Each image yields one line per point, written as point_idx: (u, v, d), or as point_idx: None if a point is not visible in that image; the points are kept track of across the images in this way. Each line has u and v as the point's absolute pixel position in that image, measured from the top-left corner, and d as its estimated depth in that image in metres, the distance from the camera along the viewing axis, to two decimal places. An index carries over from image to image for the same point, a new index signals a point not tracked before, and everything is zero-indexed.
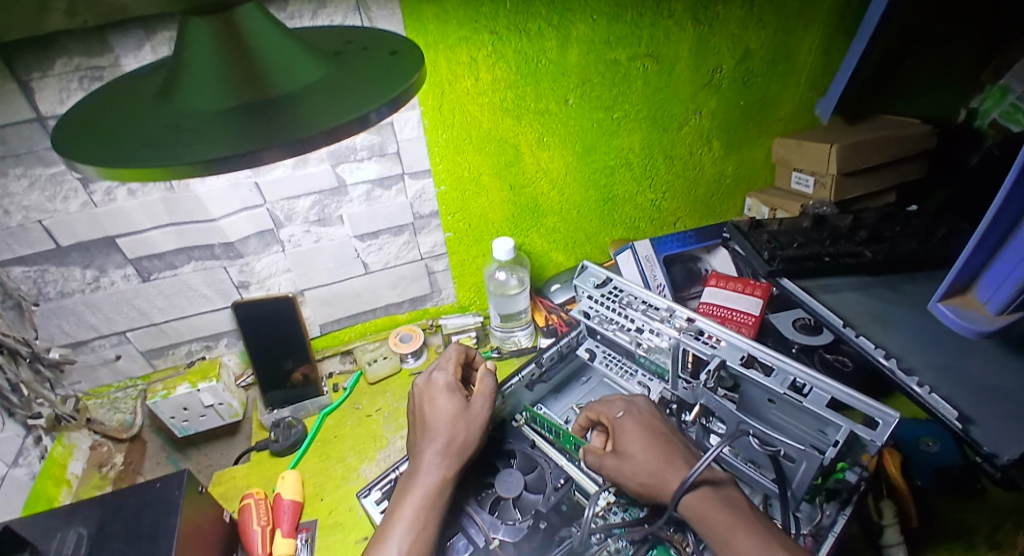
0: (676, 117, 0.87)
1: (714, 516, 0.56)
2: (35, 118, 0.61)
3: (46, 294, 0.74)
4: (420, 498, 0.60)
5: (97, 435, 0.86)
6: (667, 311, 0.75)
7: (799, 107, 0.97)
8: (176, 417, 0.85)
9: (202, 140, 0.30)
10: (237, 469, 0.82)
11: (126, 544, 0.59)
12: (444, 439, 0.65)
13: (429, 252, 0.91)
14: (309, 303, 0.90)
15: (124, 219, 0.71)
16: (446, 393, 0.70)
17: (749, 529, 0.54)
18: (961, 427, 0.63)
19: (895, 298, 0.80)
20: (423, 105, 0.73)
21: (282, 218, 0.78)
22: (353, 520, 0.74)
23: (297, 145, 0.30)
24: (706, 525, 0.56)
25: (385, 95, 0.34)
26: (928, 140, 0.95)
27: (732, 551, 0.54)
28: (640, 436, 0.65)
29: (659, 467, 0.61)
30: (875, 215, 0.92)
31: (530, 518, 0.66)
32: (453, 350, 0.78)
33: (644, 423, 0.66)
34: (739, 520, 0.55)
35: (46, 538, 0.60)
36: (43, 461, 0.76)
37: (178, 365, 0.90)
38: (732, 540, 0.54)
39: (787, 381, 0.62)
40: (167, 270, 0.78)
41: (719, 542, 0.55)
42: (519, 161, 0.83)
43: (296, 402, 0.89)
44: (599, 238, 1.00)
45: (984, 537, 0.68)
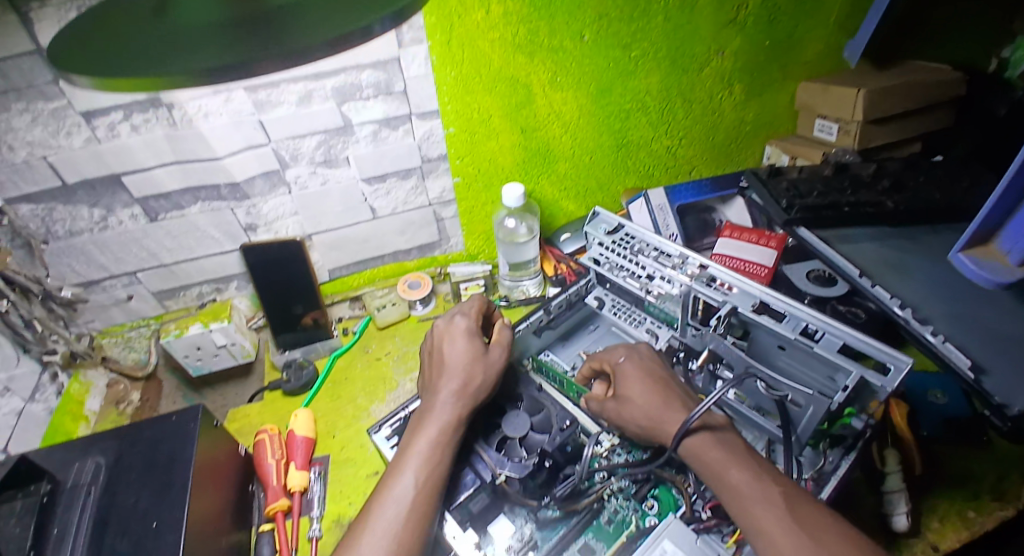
0: (696, 58, 0.83)
1: (707, 454, 0.57)
2: (34, 49, 0.59)
3: (55, 233, 0.75)
4: (434, 434, 0.61)
5: (113, 373, 0.88)
6: (679, 258, 0.72)
7: (828, 49, 0.91)
8: (190, 356, 0.86)
9: (197, 52, 0.29)
10: (252, 407, 0.84)
11: (145, 473, 0.61)
12: (460, 380, 0.66)
13: (437, 197, 0.89)
14: (318, 248, 0.89)
15: (128, 157, 0.70)
16: (465, 338, 0.70)
17: (742, 465, 0.55)
18: (972, 378, 0.61)
19: (915, 247, 0.77)
20: (430, 39, 0.69)
21: (287, 158, 0.76)
22: (364, 457, 0.77)
23: (294, 56, 0.29)
24: (701, 463, 0.57)
25: (388, 7, 0.31)
26: (957, 88, 0.89)
27: (724, 485, 0.54)
28: (639, 380, 0.66)
29: (656, 409, 0.62)
30: (899, 163, 0.88)
31: (535, 457, 0.65)
32: (475, 299, 0.78)
33: (643, 368, 0.67)
34: (733, 457, 0.56)
35: (64, 468, 0.62)
36: (60, 397, 0.79)
37: (189, 307, 0.91)
38: (725, 474, 0.55)
39: (798, 326, 0.61)
40: (174, 210, 0.77)
41: (712, 477, 0.56)
42: (531, 102, 0.80)
43: (307, 344, 0.91)
44: (611, 186, 0.98)
45: (988, 486, 0.68)
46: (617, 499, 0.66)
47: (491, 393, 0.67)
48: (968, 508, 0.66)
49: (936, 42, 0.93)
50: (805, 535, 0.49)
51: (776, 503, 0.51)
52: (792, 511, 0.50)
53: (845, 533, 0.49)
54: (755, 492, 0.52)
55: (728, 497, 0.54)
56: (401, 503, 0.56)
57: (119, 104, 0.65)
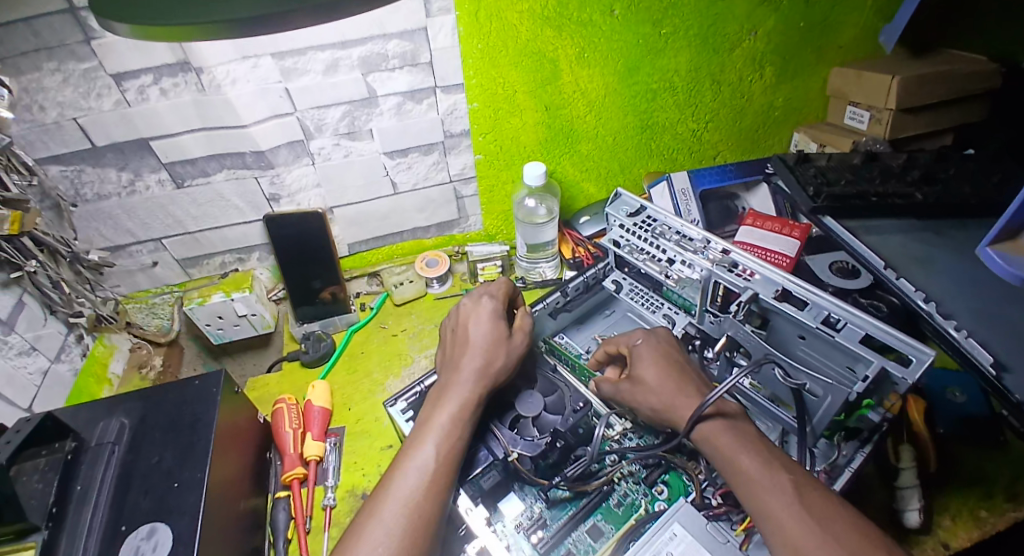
0: (728, 37, 0.81)
1: (717, 439, 0.56)
2: (67, 8, 0.60)
3: (83, 196, 0.76)
4: (455, 409, 0.62)
5: (136, 338, 0.89)
6: (702, 242, 0.70)
7: (863, 33, 0.89)
8: (212, 324, 0.88)
9: (235, 0, 0.28)
10: (271, 376, 0.85)
11: (167, 433, 0.63)
12: (483, 360, 0.66)
13: (458, 174, 0.89)
14: (339, 222, 0.90)
15: (156, 121, 0.70)
16: (489, 317, 0.71)
17: (753, 451, 0.54)
18: (994, 374, 0.59)
19: (944, 241, 0.74)
20: (458, 10, 0.69)
21: (312, 129, 0.76)
22: (378, 429, 0.78)
23: (331, 8, 0.28)
24: (712, 449, 0.56)
25: None
26: (993, 79, 0.86)
27: (736, 470, 0.54)
28: (654, 363, 0.64)
29: (670, 393, 0.61)
30: (930, 155, 0.85)
31: (547, 437, 0.66)
32: (500, 283, 0.78)
33: (659, 351, 0.66)
34: (743, 443, 0.55)
35: (90, 425, 0.64)
36: (84, 359, 0.81)
37: (212, 275, 0.92)
38: (736, 459, 0.54)
39: (820, 315, 0.58)
40: (200, 177, 0.78)
41: (724, 462, 0.55)
42: (557, 79, 0.79)
43: (324, 318, 0.92)
44: (633, 169, 0.96)
45: (1002, 488, 0.65)
46: (627, 482, 0.66)
47: (511, 373, 0.68)
48: (980, 508, 0.64)
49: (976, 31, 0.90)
50: (813, 521, 0.48)
51: (785, 489, 0.50)
52: (801, 498, 0.49)
53: (853, 522, 0.48)
54: (764, 477, 0.52)
55: (737, 482, 0.53)
56: (420, 474, 0.57)
57: (148, 67, 0.65)
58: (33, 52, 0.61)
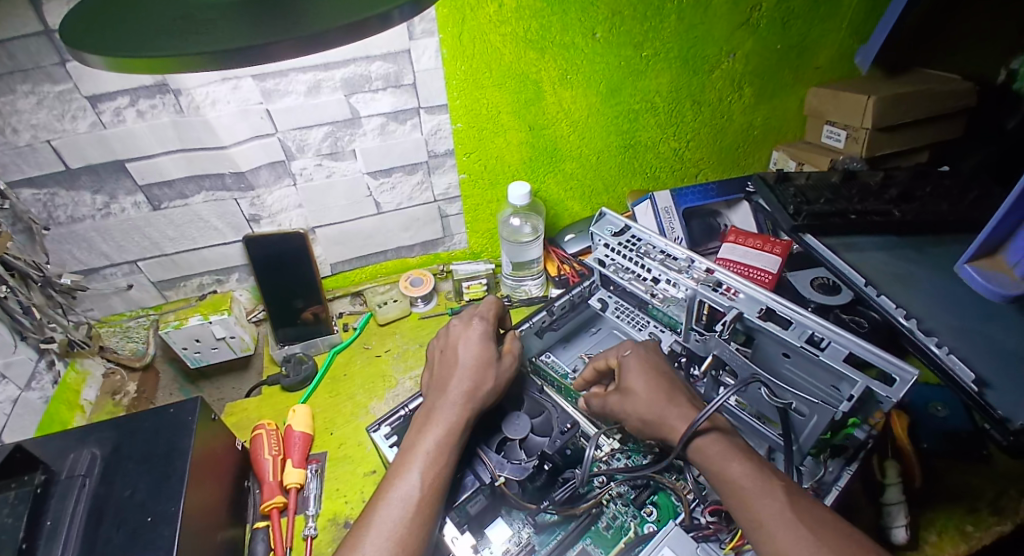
0: (707, 59, 0.83)
1: (707, 447, 0.55)
2: (43, 30, 0.58)
3: (57, 219, 0.74)
4: (440, 435, 0.61)
5: (110, 363, 0.87)
6: (686, 261, 0.71)
7: (838, 55, 0.91)
8: (189, 348, 0.86)
9: (215, 31, 0.28)
10: (250, 401, 0.83)
11: (140, 465, 0.60)
12: (470, 384, 0.65)
13: (442, 194, 0.88)
14: (321, 242, 0.89)
15: (134, 143, 0.69)
16: (478, 340, 0.70)
17: (743, 458, 0.54)
18: (976, 391, 0.60)
19: (921, 258, 0.76)
20: (442, 33, 0.69)
21: (293, 149, 0.75)
22: (361, 454, 0.76)
23: (310, 41, 0.28)
24: (704, 459, 0.55)
25: None
26: (968, 98, 0.89)
27: (725, 478, 0.53)
28: (643, 375, 0.63)
29: (660, 402, 0.60)
30: (907, 173, 0.87)
31: (535, 459, 0.65)
32: (488, 302, 0.77)
33: (648, 362, 0.65)
34: (733, 451, 0.54)
35: (59, 458, 0.61)
36: (56, 386, 0.78)
37: (190, 297, 0.90)
38: (726, 466, 0.53)
39: (804, 334, 0.58)
40: (178, 199, 0.77)
41: (711, 469, 0.54)
42: (541, 100, 0.80)
43: (306, 339, 0.90)
44: (617, 187, 0.97)
45: (986, 502, 0.65)
46: (616, 504, 0.65)
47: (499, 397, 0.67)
48: (965, 522, 0.64)
49: (947, 52, 0.92)
50: (804, 531, 0.47)
51: (777, 498, 0.50)
52: (794, 508, 0.49)
53: (844, 533, 0.48)
54: (755, 485, 0.51)
55: (728, 492, 0.52)
56: (405, 504, 0.55)
57: (126, 89, 0.64)
58: (7, 74, 0.60)
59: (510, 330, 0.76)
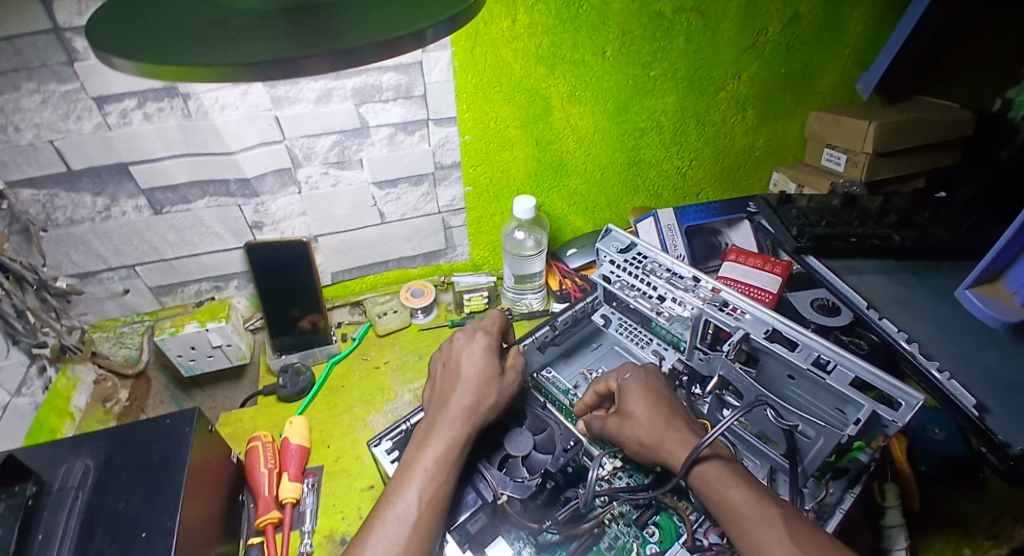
0: (713, 81, 0.84)
1: (708, 472, 0.55)
2: (52, 29, 0.57)
3: (55, 220, 0.72)
4: (441, 451, 0.59)
5: (101, 369, 0.85)
6: (692, 280, 0.71)
7: (839, 81, 0.93)
8: (183, 355, 0.84)
9: (249, 41, 0.27)
10: (244, 412, 0.81)
11: (135, 477, 0.58)
12: (472, 399, 0.64)
13: (447, 206, 0.88)
14: (323, 251, 0.88)
15: (138, 145, 0.68)
16: (483, 355, 0.69)
17: (743, 484, 0.54)
18: (977, 415, 0.61)
19: (920, 282, 0.77)
20: (454, 46, 0.69)
21: (300, 157, 0.75)
22: (359, 469, 0.74)
23: (346, 55, 0.28)
24: (704, 486, 0.55)
25: (442, 13, 0.30)
26: (966, 127, 0.91)
27: (726, 505, 0.53)
28: (643, 398, 0.63)
29: (660, 425, 0.61)
30: (905, 199, 0.88)
31: (537, 478, 0.64)
32: (493, 316, 0.76)
33: (649, 385, 0.65)
34: (733, 477, 0.55)
35: (52, 466, 0.59)
36: (47, 392, 0.76)
37: (186, 304, 0.88)
38: (726, 492, 0.53)
39: (810, 356, 0.59)
40: (180, 204, 0.75)
41: (713, 497, 0.54)
42: (548, 115, 0.80)
43: (304, 349, 0.88)
44: (620, 203, 0.98)
45: (983, 527, 0.66)
46: (618, 523, 0.65)
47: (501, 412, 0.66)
48: (963, 546, 0.65)
49: (943, 82, 0.95)
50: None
51: (776, 525, 0.50)
52: (793, 536, 0.49)
53: None
54: (755, 513, 0.51)
55: (727, 518, 0.53)
56: (402, 522, 0.54)
57: (134, 91, 0.63)
58: (12, 71, 0.59)
59: (513, 345, 0.76)
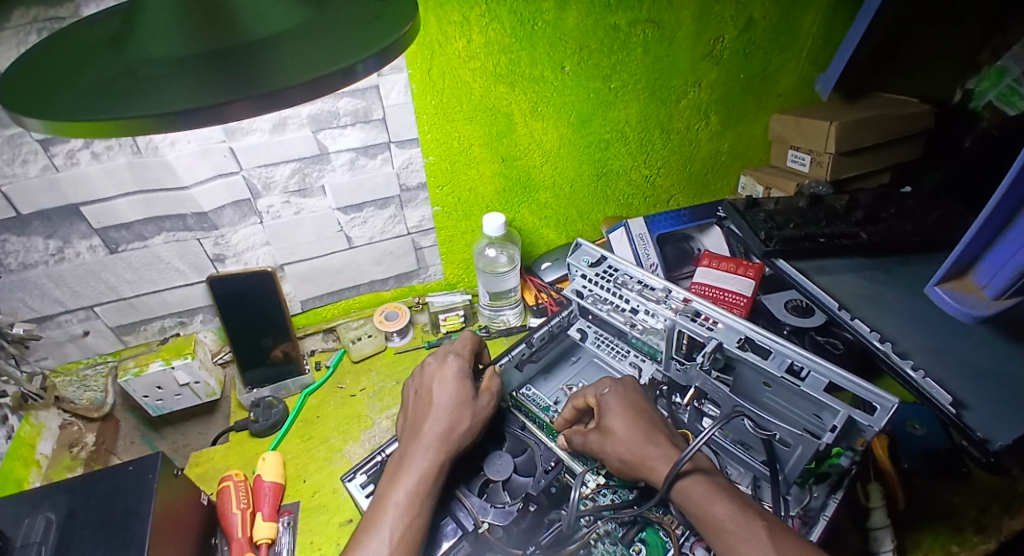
0: (674, 90, 0.84)
1: (691, 487, 0.55)
2: None
3: (7, 266, 0.69)
4: (413, 484, 0.58)
5: (66, 414, 0.81)
6: (663, 291, 0.71)
7: (799, 82, 0.94)
8: (150, 396, 0.82)
9: (163, 90, 0.26)
10: (217, 450, 0.79)
11: (97, 531, 0.56)
12: (445, 426, 0.63)
13: (416, 227, 0.87)
14: (290, 279, 0.86)
15: (87, 185, 0.66)
16: (456, 379, 0.67)
17: (726, 498, 0.53)
18: (954, 412, 0.61)
19: (889, 279, 0.78)
20: (410, 68, 0.68)
21: (259, 188, 0.73)
22: (336, 502, 0.72)
23: (273, 98, 0.27)
24: (688, 501, 0.54)
25: (371, 46, 0.29)
26: (926, 119, 0.92)
27: (710, 521, 0.52)
28: (621, 414, 0.62)
29: (640, 440, 0.59)
30: (871, 195, 0.89)
31: (519, 501, 0.64)
32: (466, 338, 0.75)
33: (627, 400, 0.64)
34: (715, 490, 0.54)
35: (12, 524, 0.57)
36: (10, 442, 0.71)
37: (150, 342, 0.86)
38: (709, 507, 0.53)
39: (784, 364, 0.58)
40: (136, 241, 0.73)
41: (696, 512, 0.54)
42: (512, 132, 0.80)
43: (275, 381, 0.86)
44: (591, 215, 0.97)
45: (970, 520, 0.66)
46: (604, 544, 0.61)
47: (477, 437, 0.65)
48: (950, 542, 0.64)
49: (902, 75, 0.96)
50: None
51: (762, 541, 0.49)
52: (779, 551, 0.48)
53: None
54: (740, 527, 0.51)
55: (712, 533, 0.52)
56: None
57: None
58: None
59: (488, 365, 0.75)
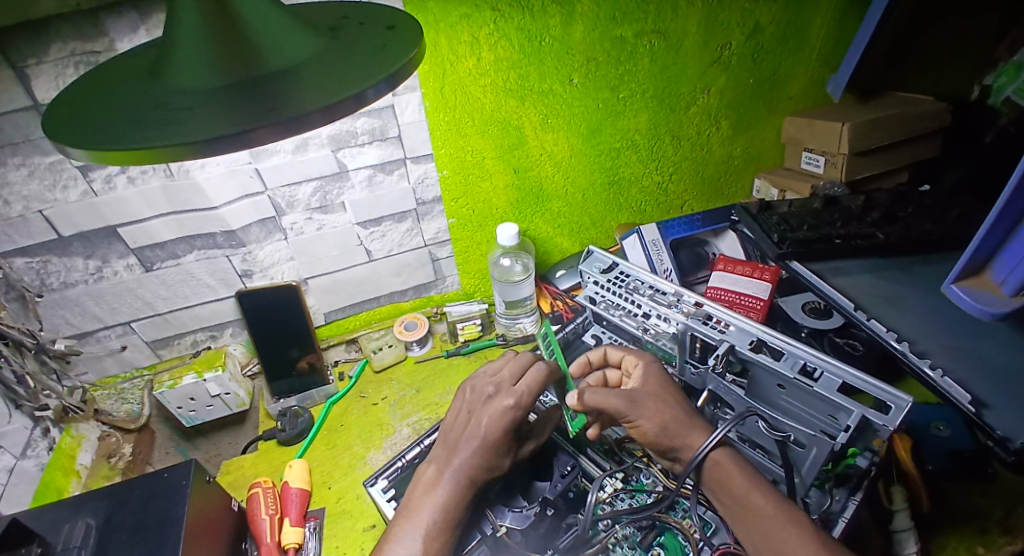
0: (683, 97, 0.86)
1: (727, 476, 0.54)
2: (31, 105, 0.61)
3: (50, 285, 0.75)
4: (439, 507, 0.58)
5: (106, 426, 0.87)
6: (675, 296, 0.73)
7: (810, 84, 0.94)
8: (184, 407, 0.86)
9: (192, 119, 0.29)
10: (246, 458, 0.82)
11: (135, 534, 0.59)
12: (477, 449, 0.60)
13: (433, 238, 0.90)
14: (313, 292, 0.90)
15: (123, 208, 0.70)
16: (495, 410, 0.62)
17: (762, 488, 0.53)
18: (973, 411, 0.60)
19: (907, 279, 0.77)
20: (423, 87, 0.71)
21: (283, 205, 0.77)
22: (360, 508, 0.74)
23: (294, 122, 0.29)
24: (724, 486, 0.54)
25: (382, 71, 0.32)
26: (942, 118, 0.91)
27: (749, 511, 0.52)
28: (661, 390, 0.60)
29: (682, 418, 0.57)
30: (888, 194, 0.88)
31: (537, 506, 0.65)
32: (524, 356, 0.66)
33: (663, 376, 0.62)
34: (751, 480, 0.53)
35: (54, 529, 0.60)
36: (51, 452, 0.77)
37: (183, 355, 0.90)
38: (748, 499, 0.52)
39: (796, 364, 0.58)
40: (169, 259, 0.78)
41: (734, 501, 0.53)
42: (523, 144, 0.82)
43: (302, 391, 0.89)
44: (605, 222, 0.99)
45: (997, 522, 0.64)
46: (623, 548, 0.60)
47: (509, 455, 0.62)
48: (977, 544, 0.63)
49: (916, 74, 0.95)
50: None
51: (805, 526, 0.50)
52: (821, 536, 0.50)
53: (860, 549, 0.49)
54: (778, 514, 0.51)
55: (750, 521, 0.52)
56: None
57: None
58: None
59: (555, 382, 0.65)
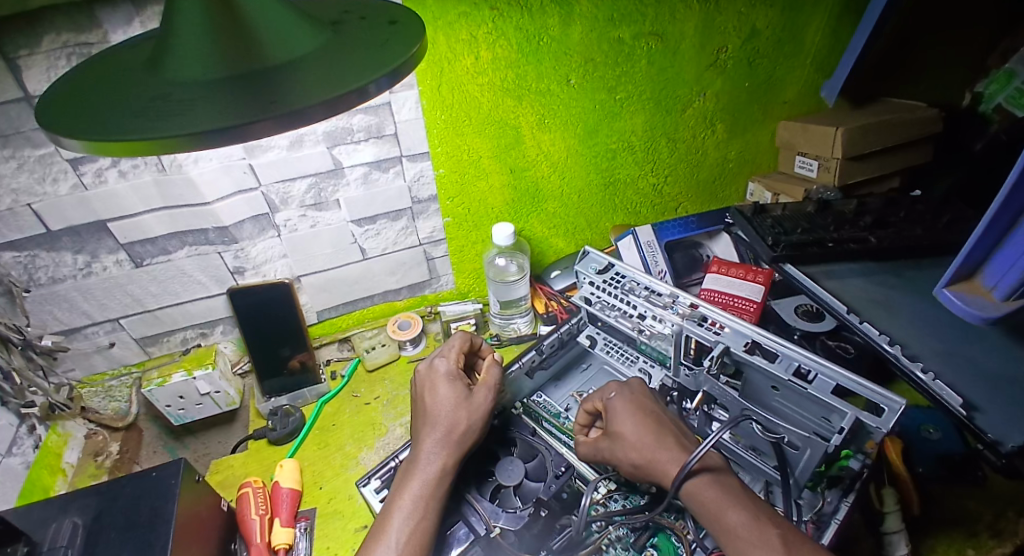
0: (679, 99, 0.86)
1: (703, 492, 0.54)
2: (23, 97, 0.60)
3: (38, 280, 0.73)
4: (419, 488, 0.60)
5: (92, 424, 0.85)
6: (670, 297, 0.72)
7: (804, 90, 0.94)
8: (172, 405, 0.84)
9: (193, 110, 0.28)
10: (236, 457, 0.81)
11: (123, 534, 0.58)
12: (445, 426, 0.63)
13: (428, 237, 0.89)
14: (307, 290, 0.89)
15: (115, 202, 0.69)
16: (446, 380, 0.68)
17: (738, 505, 0.52)
18: (965, 414, 0.60)
19: (899, 283, 0.78)
20: (421, 85, 0.71)
21: (277, 202, 0.76)
22: (352, 508, 0.73)
23: (292, 116, 0.28)
24: (699, 505, 0.54)
25: (384, 67, 0.32)
26: (934, 124, 0.92)
27: (722, 528, 0.52)
28: (632, 418, 0.61)
29: (650, 444, 0.58)
30: (880, 200, 0.89)
31: (530, 507, 0.65)
32: (457, 338, 0.74)
33: (634, 403, 0.63)
34: (727, 497, 0.53)
35: (40, 528, 0.58)
36: (37, 451, 0.75)
37: (173, 352, 0.89)
38: (721, 516, 0.52)
39: (791, 367, 0.59)
40: (160, 255, 0.77)
41: (709, 519, 0.53)
42: (520, 144, 0.82)
43: (293, 390, 0.88)
44: (600, 223, 0.99)
45: (986, 525, 0.65)
46: (616, 550, 0.60)
47: (478, 437, 0.65)
48: (966, 546, 0.63)
49: (909, 81, 0.96)
50: None
51: (774, 547, 0.48)
52: None
53: None
54: (752, 534, 0.50)
55: (724, 540, 0.51)
56: None
57: None
58: None
59: (488, 356, 0.74)
